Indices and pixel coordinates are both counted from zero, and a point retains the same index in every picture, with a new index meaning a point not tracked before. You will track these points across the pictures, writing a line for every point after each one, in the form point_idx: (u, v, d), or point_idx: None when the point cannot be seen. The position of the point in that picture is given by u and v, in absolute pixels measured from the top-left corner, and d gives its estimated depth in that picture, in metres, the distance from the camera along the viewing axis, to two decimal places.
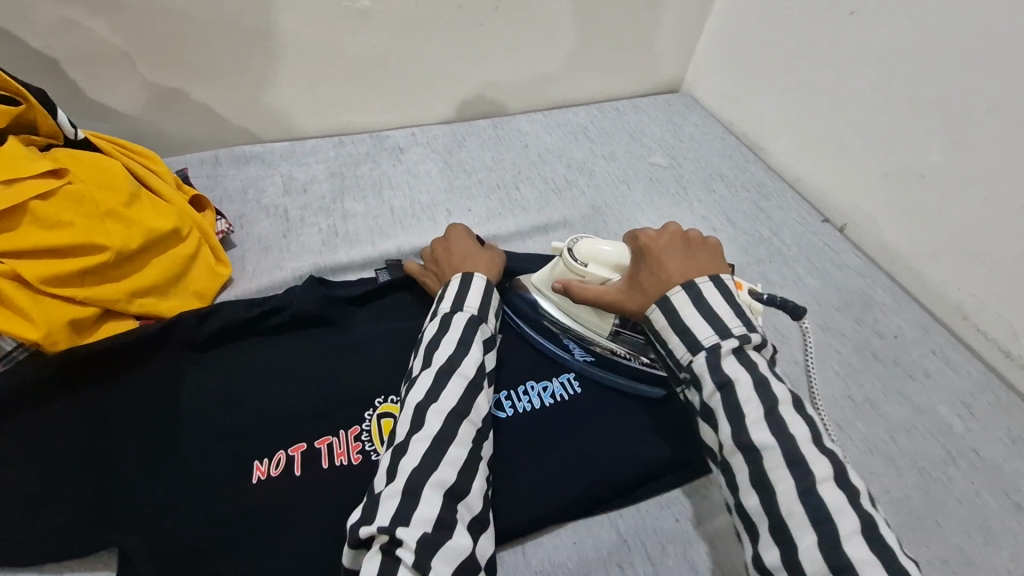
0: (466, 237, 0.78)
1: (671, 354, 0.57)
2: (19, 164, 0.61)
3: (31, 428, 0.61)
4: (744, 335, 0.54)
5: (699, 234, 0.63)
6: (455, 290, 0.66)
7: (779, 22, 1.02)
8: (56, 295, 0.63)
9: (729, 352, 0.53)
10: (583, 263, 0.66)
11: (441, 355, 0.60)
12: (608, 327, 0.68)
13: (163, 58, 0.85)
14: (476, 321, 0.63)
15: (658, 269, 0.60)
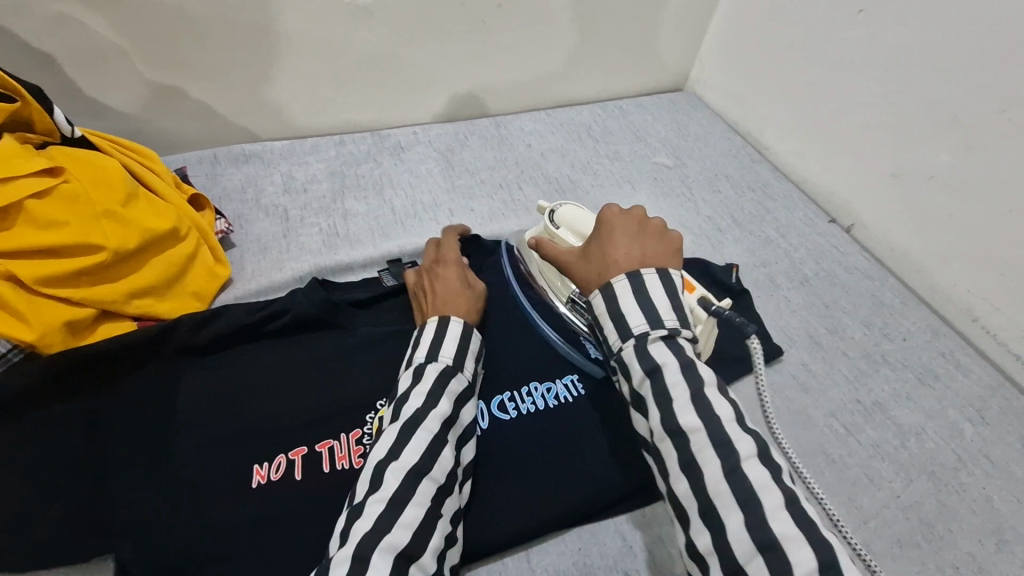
0: (460, 273, 0.72)
1: (604, 340, 0.54)
2: (14, 163, 0.60)
3: (24, 430, 0.59)
4: (675, 327, 0.51)
5: (662, 228, 0.61)
6: (432, 334, 0.62)
7: (785, 20, 1.01)
8: (52, 296, 0.61)
9: (657, 339, 0.51)
10: (557, 225, 0.73)
11: (412, 407, 0.56)
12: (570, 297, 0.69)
13: (162, 55, 0.84)
14: (452, 372, 0.60)
15: (611, 245, 0.58)
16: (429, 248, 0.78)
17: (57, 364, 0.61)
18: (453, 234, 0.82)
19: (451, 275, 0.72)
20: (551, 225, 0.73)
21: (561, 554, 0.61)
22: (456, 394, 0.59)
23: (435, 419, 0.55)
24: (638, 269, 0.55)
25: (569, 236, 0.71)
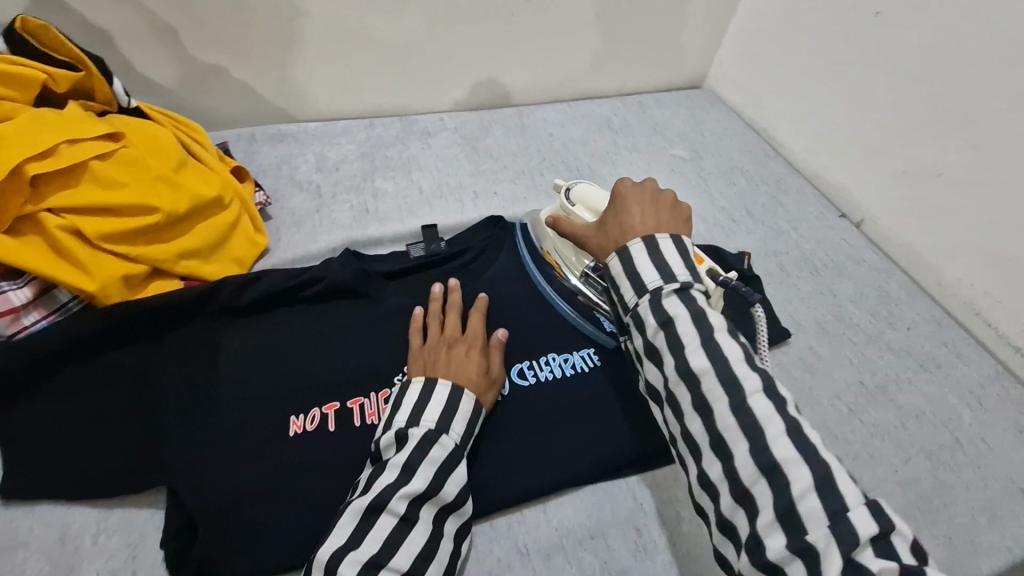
0: (478, 361, 0.66)
1: (620, 298, 0.60)
2: (80, 127, 0.65)
3: (83, 373, 0.63)
4: (687, 281, 0.56)
5: (674, 198, 0.66)
6: (415, 398, 0.60)
7: (805, 21, 1.04)
8: (111, 252, 0.66)
9: (671, 293, 0.56)
10: (574, 203, 0.76)
11: (386, 481, 0.55)
12: (579, 268, 0.77)
13: (209, 36, 0.88)
14: (434, 436, 0.58)
15: (625, 214, 0.64)
16: (450, 311, 0.71)
17: (109, 314, 0.65)
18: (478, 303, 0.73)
19: (466, 359, 0.66)
20: (568, 203, 0.77)
21: (576, 508, 0.65)
22: (437, 462, 0.57)
23: (400, 499, 0.54)
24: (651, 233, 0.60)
25: (587, 213, 0.74)
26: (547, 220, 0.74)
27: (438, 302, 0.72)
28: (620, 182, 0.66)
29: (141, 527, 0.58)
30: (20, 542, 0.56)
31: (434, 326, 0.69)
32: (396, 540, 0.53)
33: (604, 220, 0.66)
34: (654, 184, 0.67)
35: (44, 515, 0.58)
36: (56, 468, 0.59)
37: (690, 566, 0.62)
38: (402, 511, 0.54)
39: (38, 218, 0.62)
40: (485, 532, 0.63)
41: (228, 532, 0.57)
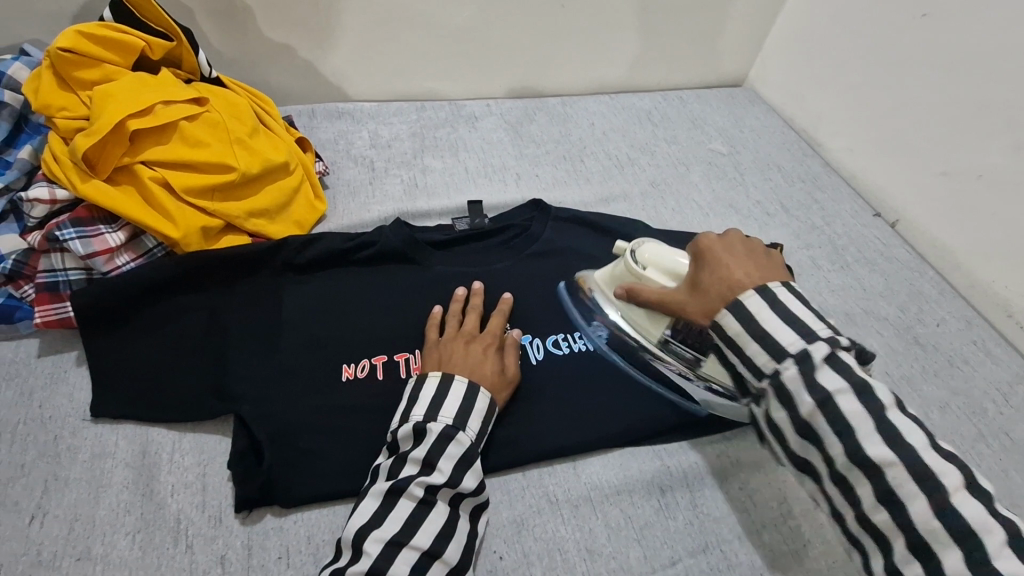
0: (494, 363, 0.68)
1: (748, 363, 0.55)
2: (171, 91, 0.73)
3: (162, 311, 0.70)
4: (833, 339, 0.53)
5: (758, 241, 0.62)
6: (432, 393, 0.62)
7: (851, 21, 1.05)
8: (193, 205, 0.73)
9: (821, 360, 0.52)
10: (644, 266, 0.65)
11: (407, 473, 0.58)
12: (657, 334, 0.66)
13: (281, 16, 0.93)
14: (452, 433, 0.60)
15: (716, 266, 0.59)
16: (469, 314, 0.72)
17: (187, 262, 0.71)
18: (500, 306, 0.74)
19: (483, 360, 0.67)
20: (636, 266, 0.66)
21: (605, 466, 0.69)
22: (455, 457, 0.60)
23: (419, 485, 0.57)
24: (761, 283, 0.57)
25: (664, 278, 0.64)
26: (621, 292, 0.66)
27: (459, 305, 0.73)
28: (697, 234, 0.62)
29: (211, 449, 0.65)
30: (108, 453, 0.63)
31: (452, 325, 0.71)
32: (433, 486, 0.57)
33: (697, 278, 0.60)
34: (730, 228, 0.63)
35: (128, 432, 0.65)
36: (138, 393, 0.66)
37: (706, 527, 0.66)
38: (421, 495, 0.57)
39: (134, 169, 0.70)
40: (516, 482, 0.67)
41: (288, 459, 0.63)
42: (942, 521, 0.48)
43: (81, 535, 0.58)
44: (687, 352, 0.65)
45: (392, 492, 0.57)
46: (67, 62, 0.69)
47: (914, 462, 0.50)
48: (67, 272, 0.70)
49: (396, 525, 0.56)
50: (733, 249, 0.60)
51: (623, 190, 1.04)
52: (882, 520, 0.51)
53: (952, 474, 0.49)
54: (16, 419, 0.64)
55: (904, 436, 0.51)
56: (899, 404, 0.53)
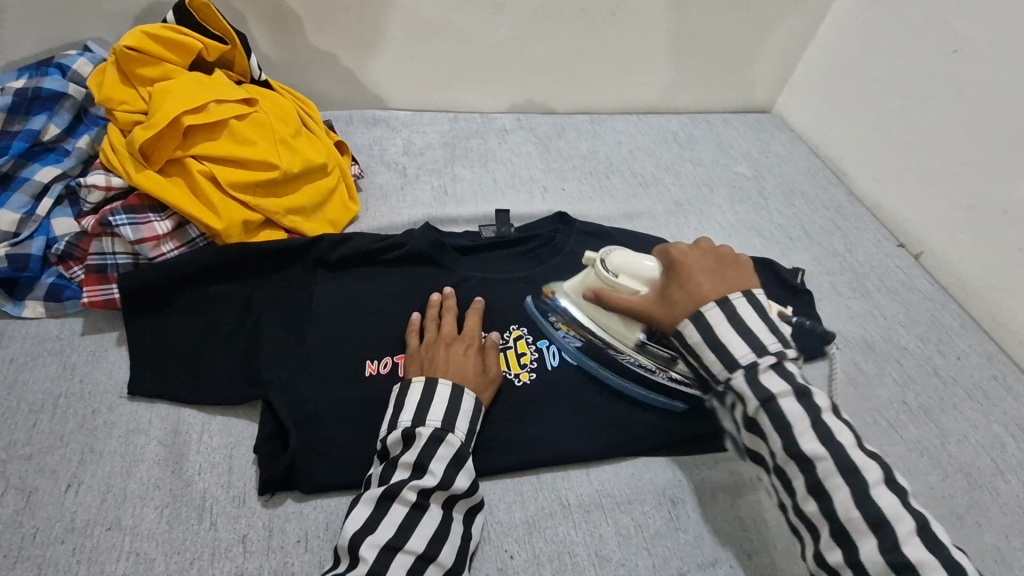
0: (475, 364, 0.69)
1: (706, 368, 0.62)
2: (224, 90, 0.77)
3: (200, 298, 0.73)
4: (780, 351, 0.59)
5: (728, 252, 0.67)
6: (418, 398, 0.63)
7: (881, 54, 1.06)
8: (236, 199, 0.76)
9: (767, 367, 0.58)
10: (614, 273, 0.69)
11: (398, 478, 0.59)
12: (633, 339, 0.71)
13: (328, 25, 0.98)
14: (441, 435, 0.61)
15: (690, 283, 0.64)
16: (446, 316, 0.73)
17: (219, 255, 0.74)
18: (471, 310, 0.75)
19: (464, 361, 0.68)
20: (608, 274, 0.70)
21: (617, 474, 0.70)
22: (446, 459, 0.60)
23: (411, 489, 0.58)
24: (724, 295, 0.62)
25: (634, 284, 0.69)
26: (591, 296, 0.70)
27: (435, 308, 0.74)
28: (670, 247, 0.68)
29: (238, 432, 0.67)
30: (142, 430, 0.66)
31: (431, 329, 0.72)
32: (425, 489, 0.58)
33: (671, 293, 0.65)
34: (702, 242, 0.68)
35: (161, 410, 0.68)
36: (173, 374, 0.69)
37: (713, 542, 0.66)
38: (413, 499, 0.58)
39: (185, 162, 0.75)
40: (529, 484, 0.68)
41: (311, 447, 0.65)
42: (862, 510, 0.53)
43: (113, 505, 0.60)
44: (663, 353, 0.71)
45: (384, 497, 0.58)
46: (131, 59, 0.74)
47: (844, 459, 0.55)
48: (116, 256, 0.74)
49: (390, 531, 0.56)
50: (703, 261, 0.65)
51: (647, 209, 1.05)
52: (812, 510, 0.56)
53: (872, 469, 0.55)
54: (59, 392, 0.67)
55: (834, 433, 0.57)
56: (835, 409, 0.59)
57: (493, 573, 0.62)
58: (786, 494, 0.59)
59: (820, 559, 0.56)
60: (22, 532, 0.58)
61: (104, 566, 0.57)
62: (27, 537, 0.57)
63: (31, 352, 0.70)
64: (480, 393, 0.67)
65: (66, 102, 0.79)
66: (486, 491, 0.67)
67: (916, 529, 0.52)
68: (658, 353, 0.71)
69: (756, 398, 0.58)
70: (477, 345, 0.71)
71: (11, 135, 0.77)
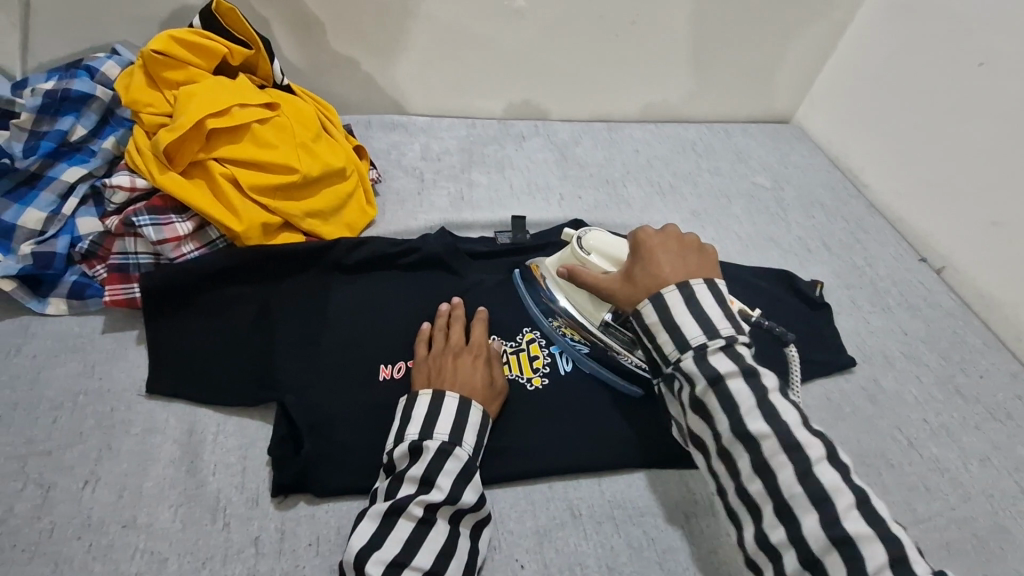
0: (482, 376, 0.68)
1: (660, 349, 0.61)
2: (247, 94, 0.78)
3: (219, 299, 0.74)
4: (731, 335, 0.59)
5: (695, 240, 0.68)
6: (425, 412, 0.63)
7: (905, 66, 1.05)
8: (256, 201, 0.77)
9: (717, 349, 0.58)
10: (588, 251, 0.73)
11: (404, 493, 0.59)
12: (598, 318, 0.73)
13: (348, 30, 0.99)
14: (448, 448, 0.62)
15: (652, 266, 0.65)
16: (455, 326, 0.73)
17: (237, 256, 0.75)
18: (478, 321, 0.74)
19: (472, 372, 0.68)
20: (580, 252, 0.73)
21: (630, 486, 0.69)
22: (452, 473, 0.61)
23: (418, 504, 0.58)
24: (682, 279, 0.63)
25: (604, 262, 0.71)
26: (564, 271, 0.72)
27: (443, 318, 0.74)
28: (637, 230, 0.69)
29: (252, 433, 0.68)
30: (158, 429, 0.67)
31: (440, 339, 0.72)
32: (432, 504, 0.58)
33: (633, 273, 0.66)
34: (669, 226, 0.70)
35: (177, 410, 0.69)
36: (191, 374, 0.70)
37: (725, 559, 0.65)
38: (420, 514, 0.58)
39: (207, 165, 0.76)
40: (540, 493, 0.68)
41: (324, 450, 0.65)
42: (804, 487, 0.53)
43: (128, 504, 0.61)
44: (626, 335, 0.71)
45: (391, 511, 0.57)
46: (158, 63, 0.75)
47: (787, 436, 0.55)
48: (138, 256, 0.75)
49: (397, 546, 0.56)
50: (667, 246, 0.66)
51: (663, 218, 1.05)
52: (757, 490, 0.55)
53: (815, 447, 0.55)
54: (79, 389, 0.68)
55: (780, 413, 0.56)
56: (781, 390, 0.59)
57: None
58: (727, 477, 0.58)
59: (762, 539, 0.55)
60: (39, 527, 0.59)
61: (118, 564, 0.57)
62: (45, 532, 0.58)
63: (53, 348, 0.71)
64: (486, 407, 0.67)
65: (94, 103, 0.80)
66: (497, 499, 0.67)
67: (855, 503, 0.52)
68: (623, 335, 0.72)
69: (703, 378, 0.58)
70: (483, 356, 0.70)
71: (39, 135, 0.78)
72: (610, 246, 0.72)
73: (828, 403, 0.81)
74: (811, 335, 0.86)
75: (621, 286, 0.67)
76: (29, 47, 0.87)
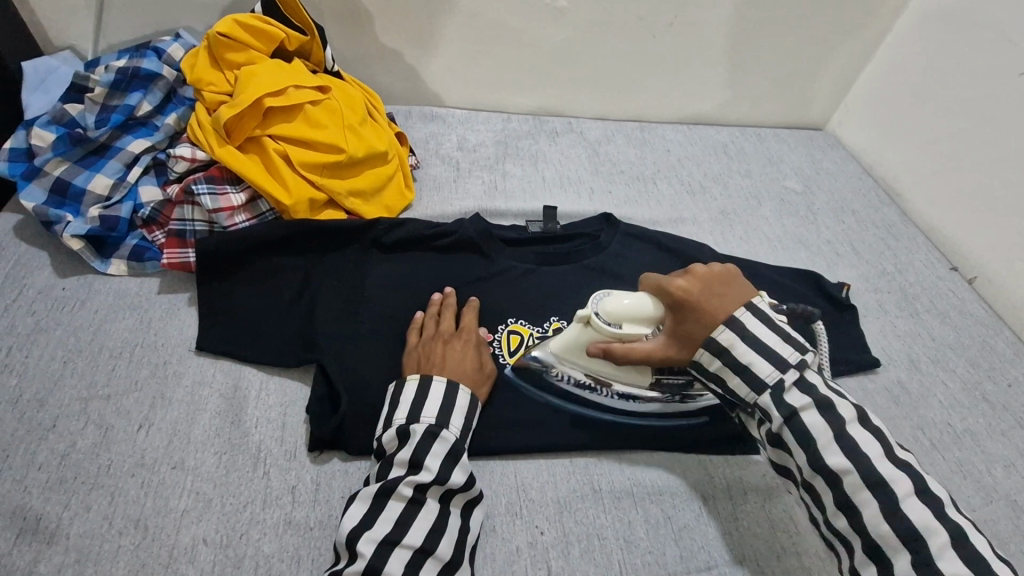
0: (472, 360, 0.71)
1: (734, 394, 0.62)
2: (301, 77, 0.83)
3: (266, 267, 0.78)
4: (801, 361, 0.60)
5: (721, 268, 0.66)
6: (413, 395, 0.65)
7: (943, 75, 1.05)
8: (305, 177, 0.82)
9: (792, 385, 0.59)
10: (617, 324, 0.64)
11: (394, 475, 0.60)
12: (647, 379, 0.69)
13: (396, 24, 1.03)
14: (436, 431, 0.63)
15: (699, 315, 0.62)
16: (445, 313, 0.75)
17: (282, 229, 0.79)
18: (466, 308, 0.77)
19: (462, 356, 0.71)
20: (612, 327, 0.64)
21: (650, 466, 0.71)
22: (441, 454, 0.62)
23: (407, 485, 0.59)
24: (731, 311, 0.62)
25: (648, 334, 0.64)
26: (599, 352, 0.65)
27: (434, 306, 0.76)
28: (662, 281, 0.64)
29: (293, 392, 0.72)
30: (206, 382, 0.71)
31: (430, 325, 0.74)
32: (421, 484, 0.60)
33: (678, 326, 0.63)
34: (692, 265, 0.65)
35: (225, 366, 0.73)
36: (238, 335, 0.74)
37: (745, 540, 0.66)
38: (410, 495, 0.59)
39: (262, 141, 0.81)
40: (562, 466, 0.70)
41: (360, 411, 0.69)
42: (892, 524, 0.54)
43: (177, 447, 0.66)
44: (679, 380, 0.69)
45: (381, 494, 0.59)
46: (223, 45, 0.81)
47: (870, 472, 0.56)
48: (194, 223, 0.80)
49: (385, 527, 0.58)
50: (704, 288, 0.63)
51: (691, 216, 1.07)
52: None
53: (893, 488, 0.55)
54: (135, 341, 0.74)
55: (852, 422, 0.58)
56: (862, 417, 0.59)
57: (525, 546, 0.64)
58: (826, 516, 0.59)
59: None
60: (98, 462, 0.64)
61: (168, 500, 0.62)
62: (103, 468, 0.64)
63: (113, 305, 0.77)
64: (476, 390, 0.69)
65: (159, 82, 0.86)
66: (520, 469, 0.70)
67: (951, 541, 0.53)
68: (674, 382, 0.69)
69: (781, 416, 0.59)
70: (471, 342, 0.73)
71: (109, 109, 0.84)
72: (637, 310, 0.64)
73: None
74: (836, 335, 0.87)
75: (669, 342, 0.63)
76: (101, 29, 0.94)
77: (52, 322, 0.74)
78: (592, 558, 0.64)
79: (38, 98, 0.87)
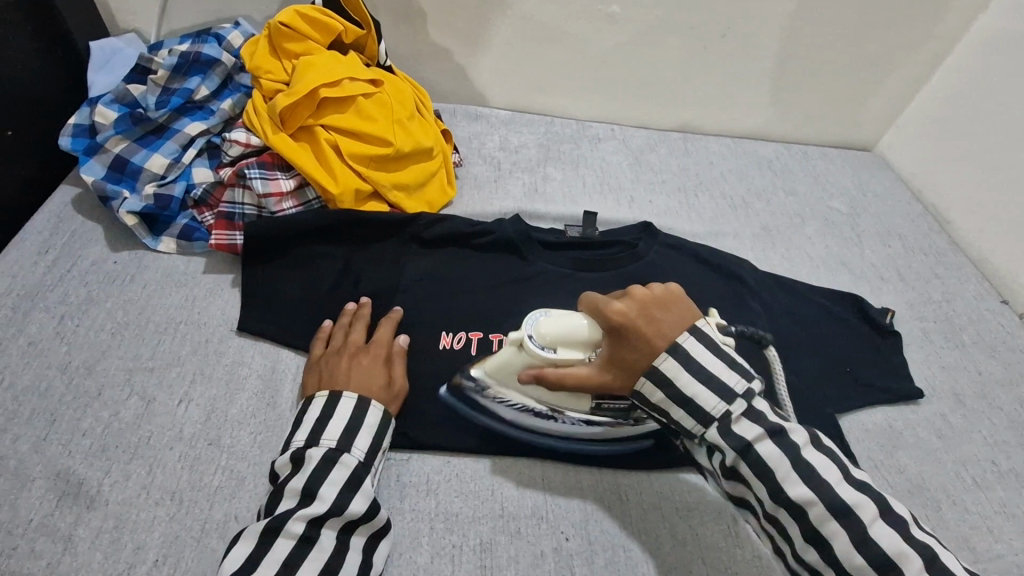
0: (381, 376, 0.69)
1: (678, 424, 0.58)
2: (355, 70, 0.84)
3: (308, 254, 0.80)
4: (747, 390, 0.57)
5: (664, 288, 0.62)
6: (314, 418, 0.64)
7: (1004, 103, 1.01)
8: (352, 168, 0.83)
9: (740, 415, 0.56)
10: (551, 347, 0.63)
11: (284, 507, 0.58)
12: (586, 405, 0.67)
13: (447, 22, 1.04)
14: (334, 456, 0.61)
15: (636, 340, 0.59)
16: (356, 324, 0.73)
17: (324, 219, 0.80)
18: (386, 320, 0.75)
19: (371, 372, 0.69)
20: (546, 350, 0.63)
21: (675, 483, 0.70)
22: (339, 483, 0.60)
23: (298, 520, 0.57)
24: (674, 339, 0.58)
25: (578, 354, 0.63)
26: (532, 377, 0.64)
27: (346, 317, 0.75)
28: (599, 304, 0.61)
29: None
30: (244, 363, 0.73)
31: (339, 337, 0.72)
32: (314, 517, 0.57)
33: (614, 352, 0.60)
34: (635, 286, 0.62)
35: (263, 348, 0.74)
36: (279, 320, 0.76)
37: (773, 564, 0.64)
38: (299, 531, 0.56)
39: (314, 130, 0.82)
40: (589, 473, 0.70)
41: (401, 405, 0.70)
42: None
43: (214, 425, 0.67)
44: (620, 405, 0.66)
45: (269, 530, 0.56)
46: (282, 34, 0.83)
47: (841, 501, 0.53)
48: (244, 207, 0.82)
49: (273, 568, 0.54)
50: (644, 311, 0.60)
51: (732, 231, 1.05)
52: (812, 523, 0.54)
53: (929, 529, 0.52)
54: (179, 318, 0.76)
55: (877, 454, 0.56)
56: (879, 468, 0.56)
57: (549, 551, 0.63)
58: (784, 542, 0.56)
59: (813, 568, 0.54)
60: (138, 433, 0.66)
61: (203, 475, 0.63)
62: (144, 439, 0.65)
63: (161, 281, 0.79)
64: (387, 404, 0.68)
65: (218, 68, 0.87)
66: (548, 475, 0.69)
67: None
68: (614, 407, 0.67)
69: (732, 450, 0.55)
70: (385, 353, 0.71)
71: (169, 91, 0.86)
72: (571, 334, 0.63)
73: (890, 430, 0.80)
74: (877, 361, 0.85)
75: (606, 370, 0.61)
76: (164, 14, 0.96)
77: (101, 293, 0.77)
78: (614, 569, 0.63)
79: (102, 77, 0.90)
